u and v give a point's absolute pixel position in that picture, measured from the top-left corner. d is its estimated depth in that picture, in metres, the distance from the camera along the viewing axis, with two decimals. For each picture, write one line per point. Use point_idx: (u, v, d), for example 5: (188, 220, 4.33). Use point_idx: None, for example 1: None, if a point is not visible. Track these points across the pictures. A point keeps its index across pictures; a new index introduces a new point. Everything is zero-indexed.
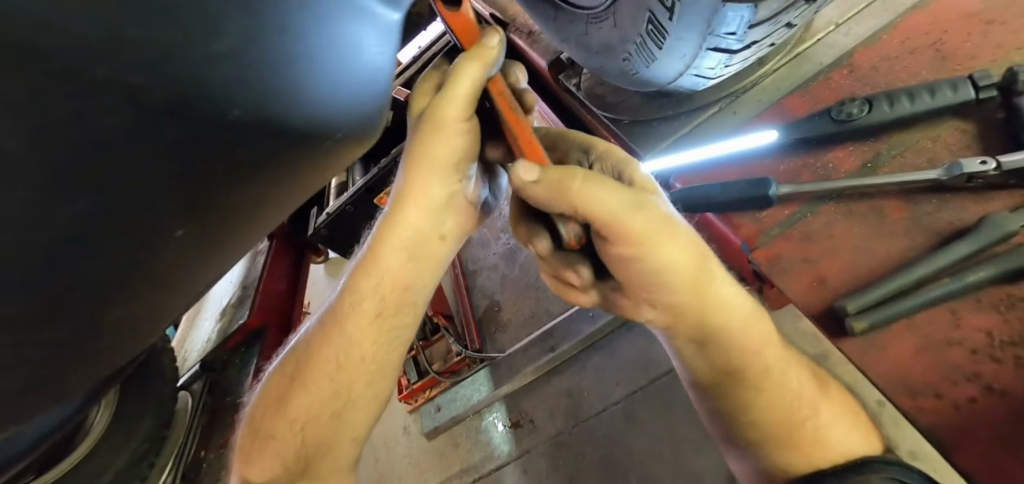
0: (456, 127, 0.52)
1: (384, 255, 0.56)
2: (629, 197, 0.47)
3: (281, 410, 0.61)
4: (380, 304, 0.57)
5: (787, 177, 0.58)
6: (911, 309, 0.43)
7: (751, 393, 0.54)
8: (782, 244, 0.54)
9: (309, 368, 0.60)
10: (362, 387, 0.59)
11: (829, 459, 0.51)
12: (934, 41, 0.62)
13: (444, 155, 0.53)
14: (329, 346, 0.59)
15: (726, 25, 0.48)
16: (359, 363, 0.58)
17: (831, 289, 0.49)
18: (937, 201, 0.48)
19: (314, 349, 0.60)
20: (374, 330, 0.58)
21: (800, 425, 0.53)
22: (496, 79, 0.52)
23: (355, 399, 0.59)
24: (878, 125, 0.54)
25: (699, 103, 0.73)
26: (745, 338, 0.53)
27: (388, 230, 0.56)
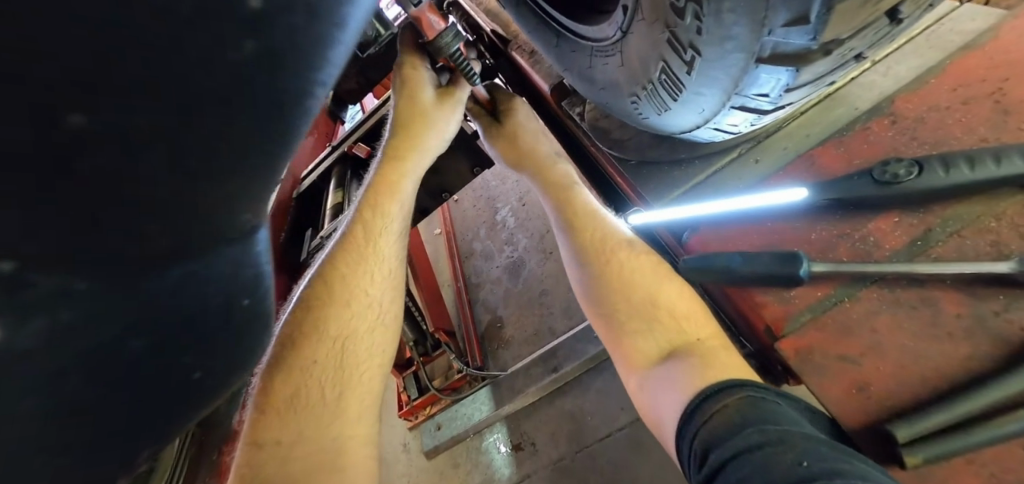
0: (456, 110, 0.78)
1: (394, 170, 0.73)
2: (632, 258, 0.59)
3: (292, 381, 0.59)
4: (391, 227, 0.70)
5: (818, 249, 0.50)
6: (976, 445, 0.35)
7: (603, 279, 0.64)
8: (815, 335, 0.46)
9: (319, 333, 0.61)
10: (372, 342, 0.64)
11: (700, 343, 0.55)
12: (992, 90, 0.53)
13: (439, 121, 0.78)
14: (347, 287, 0.64)
15: (757, 86, 0.40)
16: (365, 308, 0.64)
17: (876, 399, 0.41)
18: (1005, 299, 0.41)
19: (321, 314, 0.62)
20: (394, 240, 0.70)
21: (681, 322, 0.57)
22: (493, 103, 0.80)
23: (364, 354, 0.63)
24: (930, 193, 0.46)
25: (717, 148, 0.65)
26: (619, 266, 0.63)
27: (394, 162, 0.73)
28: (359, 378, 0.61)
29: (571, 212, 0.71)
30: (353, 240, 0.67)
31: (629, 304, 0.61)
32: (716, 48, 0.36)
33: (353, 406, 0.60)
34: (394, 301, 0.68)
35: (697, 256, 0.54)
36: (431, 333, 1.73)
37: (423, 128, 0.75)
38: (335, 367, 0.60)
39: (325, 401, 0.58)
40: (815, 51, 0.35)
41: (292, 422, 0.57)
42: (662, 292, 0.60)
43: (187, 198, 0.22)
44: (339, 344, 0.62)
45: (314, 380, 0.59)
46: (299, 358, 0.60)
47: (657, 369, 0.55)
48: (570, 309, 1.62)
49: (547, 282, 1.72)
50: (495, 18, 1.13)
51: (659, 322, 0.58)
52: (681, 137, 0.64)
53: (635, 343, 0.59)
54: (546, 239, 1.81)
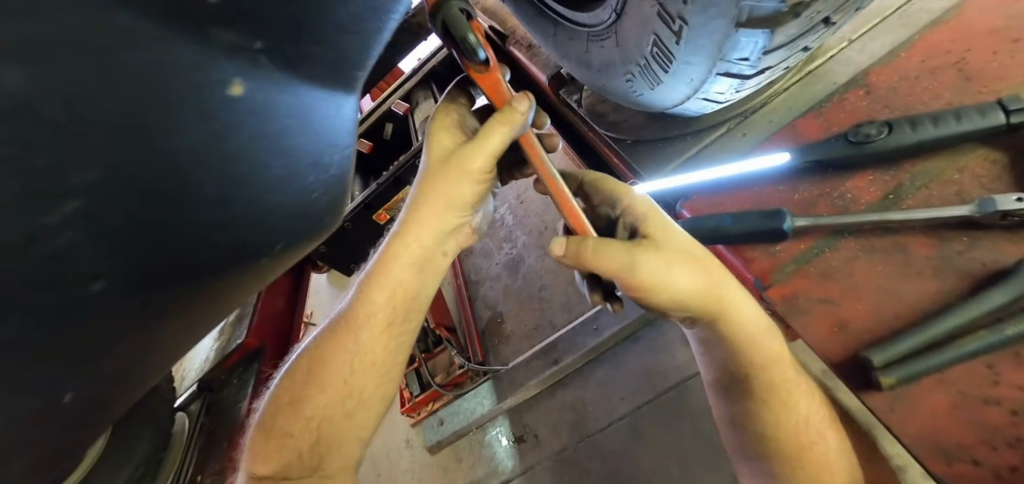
0: (472, 176, 0.55)
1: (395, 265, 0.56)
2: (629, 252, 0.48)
3: (271, 448, 0.56)
4: (375, 322, 0.56)
5: (801, 207, 0.55)
6: (942, 365, 0.40)
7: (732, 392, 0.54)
8: (798, 282, 0.50)
9: (296, 408, 0.56)
10: (355, 424, 0.57)
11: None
12: (957, 60, 0.58)
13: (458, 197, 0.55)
14: (323, 373, 0.55)
15: (738, 50, 0.44)
16: (343, 395, 0.56)
17: (854, 335, 0.45)
18: (969, 239, 0.45)
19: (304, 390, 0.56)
20: (381, 336, 0.56)
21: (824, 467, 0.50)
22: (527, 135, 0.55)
23: (348, 423, 0.56)
24: (900, 150, 0.50)
25: (706, 124, 0.69)
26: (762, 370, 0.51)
27: (397, 247, 0.56)
28: (334, 450, 0.56)
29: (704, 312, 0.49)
30: (340, 323, 0.56)
31: (769, 434, 0.52)
32: (701, 16, 0.40)
33: (330, 470, 0.56)
34: (379, 388, 0.57)
35: (690, 219, 0.58)
36: (434, 330, 1.77)
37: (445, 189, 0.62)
38: (313, 442, 0.55)
39: (302, 463, 0.55)
40: (785, 13, 0.40)
41: (268, 474, 0.55)
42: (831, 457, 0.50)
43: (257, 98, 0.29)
44: (316, 422, 0.55)
45: (290, 447, 0.55)
46: (281, 424, 0.56)
47: None
48: (569, 303, 1.65)
49: (546, 277, 1.75)
50: (491, 14, 1.18)
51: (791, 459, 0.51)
52: (673, 113, 0.69)
53: (758, 463, 0.55)
54: (545, 232, 1.85)
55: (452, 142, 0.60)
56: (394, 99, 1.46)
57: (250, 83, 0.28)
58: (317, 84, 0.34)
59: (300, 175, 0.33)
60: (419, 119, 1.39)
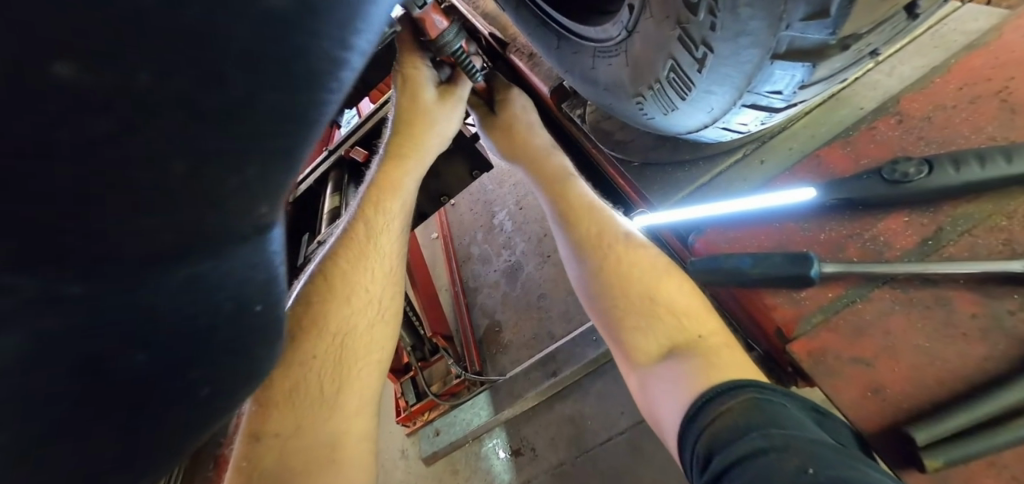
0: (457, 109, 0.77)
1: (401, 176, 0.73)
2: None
3: (291, 375, 0.56)
4: (392, 230, 0.69)
5: (829, 248, 0.50)
6: (995, 448, 0.35)
7: (601, 275, 0.62)
8: (827, 336, 0.45)
9: (317, 328, 0.59)
10: (374, 336, 0.62)
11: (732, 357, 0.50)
12: (998, 89, 0.53)
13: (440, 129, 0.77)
14: (347, 283, 0.63)
15: (770, 83, 0.39)
16: (365, 303, 0.63)
17: (892, 402, 0.41)
18: (1021, 298, 0.40)
19: (321, 310, 0.60)
20: (394, 240, 0.69)
21: (675, 318, 0.56)
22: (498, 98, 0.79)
23: (366, 343, 0.62)
24: (941, 191, 0.46)
25: (721, 148, 0.65)
26: (603, 234, 0.64)
27: (398, 157, 0.74)
28: (355, 373, 0.59)
29: (569, 208, 0.69)
30: (355, 235, 0.66)
31: (623, 301, 0.59)
32: (730, 43, 0.36)
33: (352, 399, 0.58)
34: (394, 299, 0.66)
35: (705, 257, 0.53)
36: (429, 338, 1.70)
37: (422, 128, 0.75)
38: (334, 360, 0.59)
39: (323, 396, 0.56)
40: (833, 46, 0.35)
41: (291, 414, 0.55)
42: (664, 288, 0.57)
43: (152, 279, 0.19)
44: (339, 339, 0.60)
45: (313, 372, 0.57)
46: (298, 351, 0.57)
47: (659, 367, 0.53)
48: (568, 313, 1.61)
49: (545, 286, 1.71)
50: (492, 20, 1.12)
51: (658, 319, 0.56)
52: (685, 137, 0.64)
53: (634, 338, 0.57)
54: (544, 241, 1.80)
55: (419, 97, 0.75)
56: (390, 106, 1.41)
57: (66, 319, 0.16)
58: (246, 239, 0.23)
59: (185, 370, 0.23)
60: None
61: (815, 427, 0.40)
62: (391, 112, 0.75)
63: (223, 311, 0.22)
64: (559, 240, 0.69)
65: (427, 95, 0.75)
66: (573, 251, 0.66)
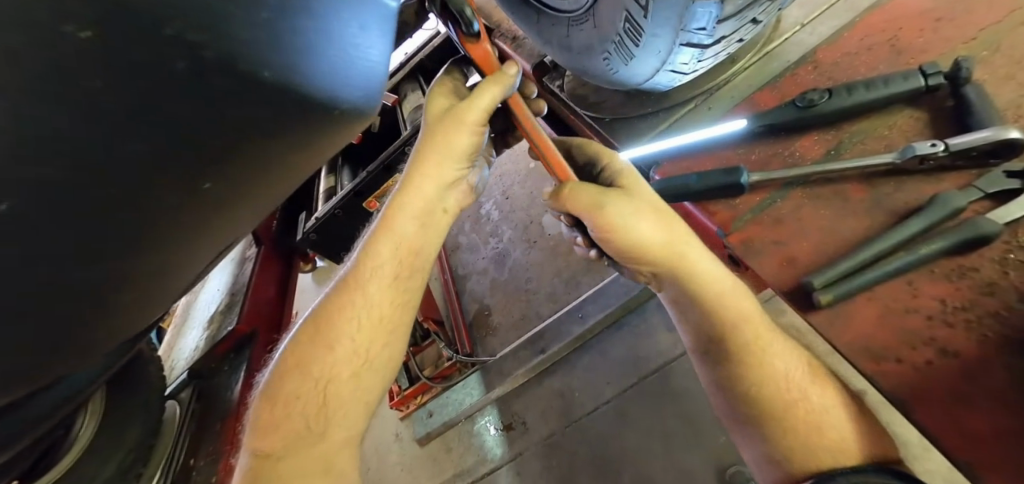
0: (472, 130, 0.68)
1: (399, 220, 0.68)
2: (654, 214, 0.62)
3: (280, 409, 0.65)
4: (385, 272, 0.67)
5: (757, 165, 0.62)
6: (871, 284, 0.46)
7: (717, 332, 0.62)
8: (755, 229, 0.57)
9: (305, 370, 0.65)
10: (360, 386, 0.66)
11: (792, 407, 0.57)
12: (889, 38, 0.66)
13: (458, 148, 0.68)
14: (331, 329, 0.66)
15: (696, 21, 0.51)
16: (347, 355, 0.65)
17: (800, 268, 0.52)
18: (894, 183, 0.52)
19: (311, 351, 0.66)
20: (388, 289, 0.67)
21: (799, 408, 0.57)
22: (514, 97, 0.68)
23: (349, 397, 0.66)
24: (840, 111, 0.58)
25: (677, 101, 0.76)
26: (720, 297, 0.63)
27: (400, 203, 0.68)
28: (337, 417, 0.65)
29: (662, 258, 0.63)
30: (358, 274, 0.67)
31: (750, 385, 0.60)
32: None
33: (337, 436, 0.65)
34: (386, 349, 0.68)
35: (661, 181, 0.65)
36: (421, 322, 1.79)
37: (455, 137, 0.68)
38: (316, 404, 0.64)
39: (310, 430, 0.64)
40: None
41: (282, 439, 0.64)
42: (794, 380, 0.59)
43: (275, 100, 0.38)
44: (321, 386, 0.65)
45: (297, 412, 0.64)
46: (287, 388, 0.65)
47: (747, 427, 0.61)
48: (555, 294, 1.71)
49: (532, 270, 1.81)
50: (478, 9, 1.24)
51: (786, 411, 0.58)
52: (645, 89, 0.75)
53: (750, 404, 0.60)
54: (529, 228, 1.90)
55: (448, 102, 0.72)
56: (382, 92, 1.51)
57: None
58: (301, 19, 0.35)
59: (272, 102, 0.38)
60: (407, 110, 1.43)
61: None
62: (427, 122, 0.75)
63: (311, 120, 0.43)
64: (659, 291, 0.68)
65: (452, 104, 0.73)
66: (680, 308, 0.66)
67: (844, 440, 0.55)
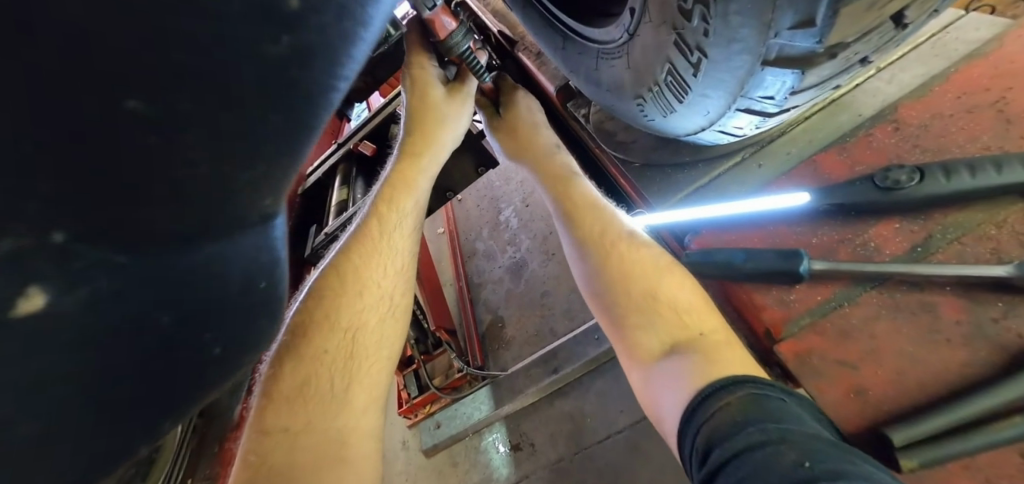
0: (466, 105, 0.77)
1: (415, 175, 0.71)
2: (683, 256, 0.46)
3: (302, 370, 0.53)
4: (406, 225, 0.67)
5: (819, 251, 0.51)
6: (973, 450, 0.36)
7: (596, 245, 0.60)
8: (815, 339, 0.46)
9: (329, 323, 0.56)
10: (383, 336, 0.58)
11: (649, 279, 0.54)
12: (995, 100, 0.54)
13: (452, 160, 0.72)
14: (357, 278, 0.59)
15: (762, 88, 0.41)
16: (378, 300, 0.60)
17: (873, 404, 0.42)
18: (1004, 306, 0.41)
19: (332, 306, 0.57)
20: (409, 240, 0.66)
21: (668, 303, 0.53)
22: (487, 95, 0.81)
23: (378, 353, 0.57)
24: (931, 199, 0.47)
25: (721, 151, 0.66)
26: (598, 211, 0.64)
27: (415, 167, 0.72)
28: (360, 377, 0.55)
29: (569, 203, 0.66)
30: (367, 232, 0.63)
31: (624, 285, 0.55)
32: (722, 50, 0.37)
33: (358, 399, 0.53)
34: (407, 295, 0.63)
35: (700, 250, 0.55)
36: (432, 332, 1.70)
37: (436, 127, 0.75)
38: (343, 358, 0.55)
39: (331, 393, 0.53)
40: (820, 55, 0.36)
41: (302, 412, 0.51)
42: (662, 283, 0.54)
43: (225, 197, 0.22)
44: (350, 335, 0.56)
45: (321, 366, 0.53)
46: (309, 346, 0.54)
47: (662, 363, 0.49)
48: (571, 311, 1.61)
49: (549, 283, 1.71)
50: (502, 19, 1.14)
51: (661, 315, 0.52)
52: (686, 140, 0.65)
53: (641, 337, 0.52)
54: (549, 240, 1.81)
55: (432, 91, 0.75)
56: (399, 101, 1.44)
57: (67, 290, 0.17)
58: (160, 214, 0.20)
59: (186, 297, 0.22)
60: None
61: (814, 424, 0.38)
62: (404, 109, 0.74)
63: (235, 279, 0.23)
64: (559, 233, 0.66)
65: (437, 93, 0.76)
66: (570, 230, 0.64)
67: (692, 309, 0.51)
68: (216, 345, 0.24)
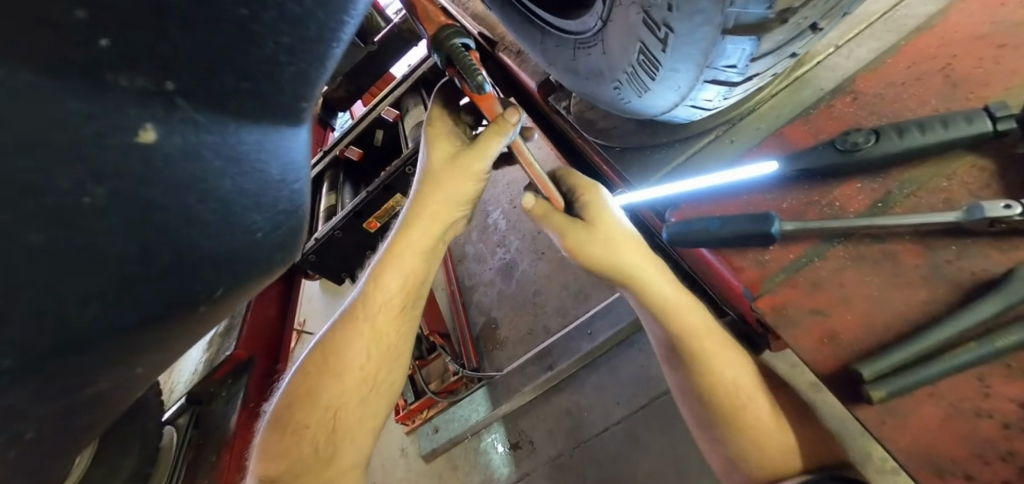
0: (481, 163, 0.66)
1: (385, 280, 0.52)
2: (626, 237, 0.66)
3: (295, 415, 0.61)
4: (391, 303, 0.64)
5: (790, 215, 0.54)
6: (932, 378, 0.39)
7: (688, 369, 0.65)
8: (788, 292, 0.49)
9: (311, 400, 0.61)
10: (368, 410, 0.63)
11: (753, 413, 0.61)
12: (943, 66, 0.58)
13: (459, 198, 0.67)
14: (340, 362, 0.62)
15: (725, 57, 0.44)
16: (358, 382, 0.62)
17: (845, 346, 0.45)
18: (957, 247, 0.44)
19: (314, 384, 0.62)
20: (395, 316, 0.64)
21: (742, 408, 0.62)
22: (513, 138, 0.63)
23: (356, 420, 0.62)
24: (887, 158, 0.50)
25: (696, 131, 0.69)
26: (683, 319, 0.65)
27: (406, 241, 0.66)
28: (346, 444, 0.62)
29: (654, 305, 0.66)
30: (358, 310, 0.64)
31: (711, 401, 0.64)
32: (687, 23, 0.40)
33: (345, 460, 0.61)
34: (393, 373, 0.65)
35: (679, 222, 0.58)
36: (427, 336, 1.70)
37: (448, 191, 0.67)
38: (327, 430, 0.61)
39: (317, 456, 0.60)
40: (773, 20, 0.39)
41: (290, 453, 0.60)
42: (745, 393, 0.62)
43: (233, 99, 0.29)
44: (331, 412, 0.61)
45: (311, 425, 0.60)
46: (304, 411, 0.61)
47: None
48: (563, 308, 1.63)
49: (539, 282, 1.73)
50: (480, 20, 1.17)
51: (738, 425, 0.62)
52: (661, 120, 0.68)
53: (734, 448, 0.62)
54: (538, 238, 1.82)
55: (448, 149, 0.69)
56: (383, 107, 1.43)
57: (165, 128, 0.26)
58: (265, 122, 0.32)
59: (265, 202, 0.33)
60: (410, 126, 1.36)
61: None
62: (418, 171, 0.69)
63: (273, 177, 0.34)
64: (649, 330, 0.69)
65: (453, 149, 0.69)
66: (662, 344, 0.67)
67: (743, 385, 0.62)
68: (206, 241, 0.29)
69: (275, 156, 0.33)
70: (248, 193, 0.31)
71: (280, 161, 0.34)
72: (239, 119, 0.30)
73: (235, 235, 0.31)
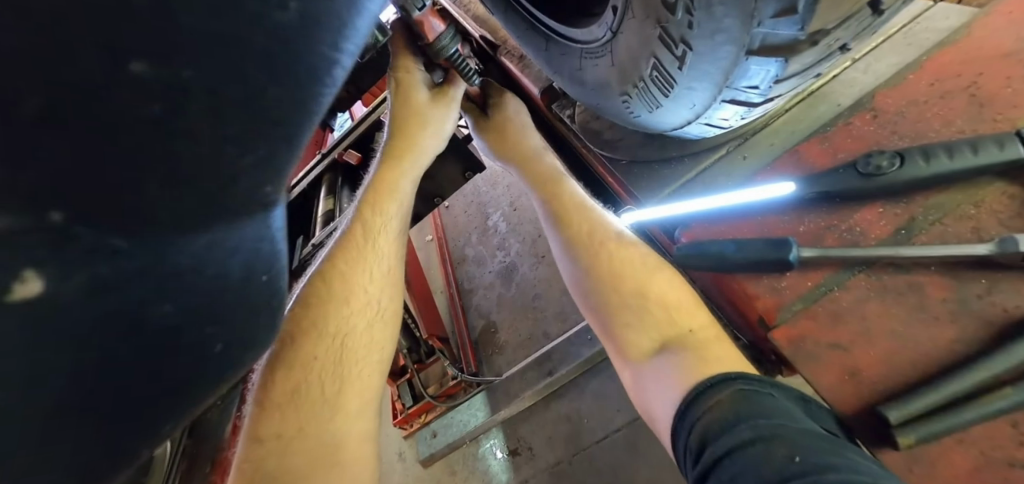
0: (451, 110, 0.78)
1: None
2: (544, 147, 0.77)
3: (298, 371, 0.57)
4: (388, 227, 0.69)
5: (807, 239, 0.52)
6: (965, 424, 0.37)
7: (594, 272, 0.63)
8: (805, 324, 0.47)
9: (312, 333, 0.59)
10: (372, 337, 0.62)
11: (634, 275, 0.60)
12: (968, 84, 0.55)
13: (434, 123, 0.77)
14: (345, 283, 0.62)
15: (747, 78, 0.41)
16: (365, 303, 0.63)
17: (868, 384, 0.42)
18: (987, 282, 0.42)
19: (316, 322, 0.59)
20: (394, 241, 0.69)
21: (650, 300, 0.58)
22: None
23: (365, 348, 0.61)
24: (912, 183, 0.48)
25: (707, 145, 0.66)
26: (582, 216, 0.68)
27: (389, 169, 0.73)
28: (355, 380, 0.59)
29: (559, 206, 0.71)
30: (352, 239, 0.66)
31: (615, 291, 0.61)
32: (707, 41, 0.38)
33: (352, 401, 0.57)
34: (393, 299, 0.66)
35: (690, 243, 0.56)
36: (424, 340, 1.67)
37: (418, 129, 0.76)
38: (335, 360, 0.58)
39: (325, 396, 0.56)
40: (803, 42, 0.37)
41: (294, 414, 0.55)
42: (666, 293, 0.58)
43: (183, 185, 0.25)
44: (339, 341, 0.60)
45: (315, 372, 0.57)
46: (300, 354, 0.58)
47: (652, 362, 0.55)
48: (563, 313, 1.61)
49: (539, 287, 1.70)
50: (482, 23, 1.14)
51: (647, 309, 0.58)
52: (671, 135, 0.66)
53: (626, 334, 0.58)
54: (539, 242, 1.79)
55: (416, 97, 0.76)
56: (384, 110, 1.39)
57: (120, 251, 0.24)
58: (216, 207, 0.27)
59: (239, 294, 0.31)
60: None
61: (803, 414, 0.41)
62: (387, 117, 0.76)
63: (235, 272, 0.30)
64: (549, 237, 0.71)
65: (422, 96, 0.76)
66: (567, 249, 0.67)
67: (678, 306, 0.57)
68: (218, 342, 0.31)
69: (239, 249, 0.30)
70: (206, 297, 0.29)
71: (244, 253, 0.30)
72: (198, 221, 0.27)
73: (201, 340, 0.29)
